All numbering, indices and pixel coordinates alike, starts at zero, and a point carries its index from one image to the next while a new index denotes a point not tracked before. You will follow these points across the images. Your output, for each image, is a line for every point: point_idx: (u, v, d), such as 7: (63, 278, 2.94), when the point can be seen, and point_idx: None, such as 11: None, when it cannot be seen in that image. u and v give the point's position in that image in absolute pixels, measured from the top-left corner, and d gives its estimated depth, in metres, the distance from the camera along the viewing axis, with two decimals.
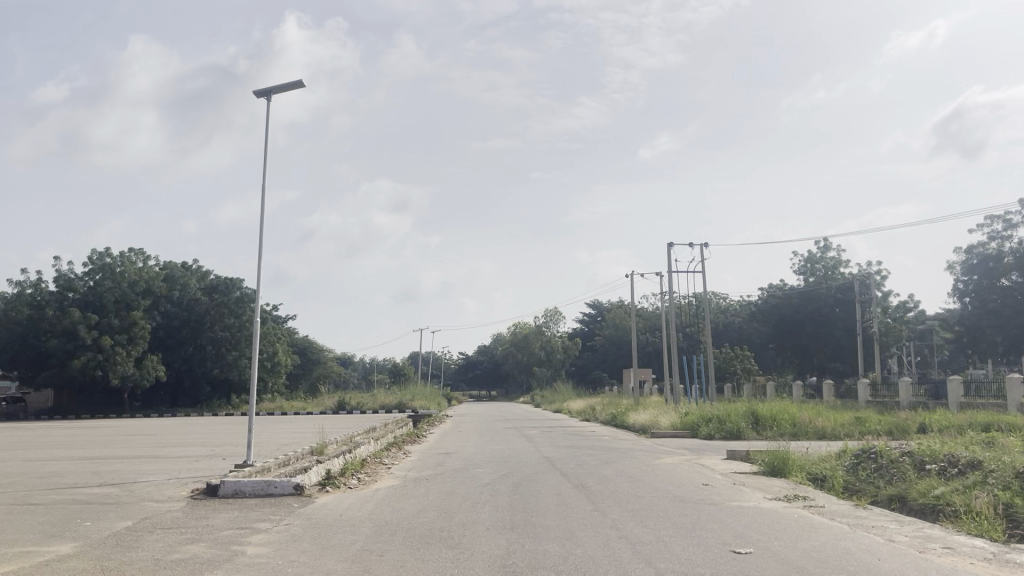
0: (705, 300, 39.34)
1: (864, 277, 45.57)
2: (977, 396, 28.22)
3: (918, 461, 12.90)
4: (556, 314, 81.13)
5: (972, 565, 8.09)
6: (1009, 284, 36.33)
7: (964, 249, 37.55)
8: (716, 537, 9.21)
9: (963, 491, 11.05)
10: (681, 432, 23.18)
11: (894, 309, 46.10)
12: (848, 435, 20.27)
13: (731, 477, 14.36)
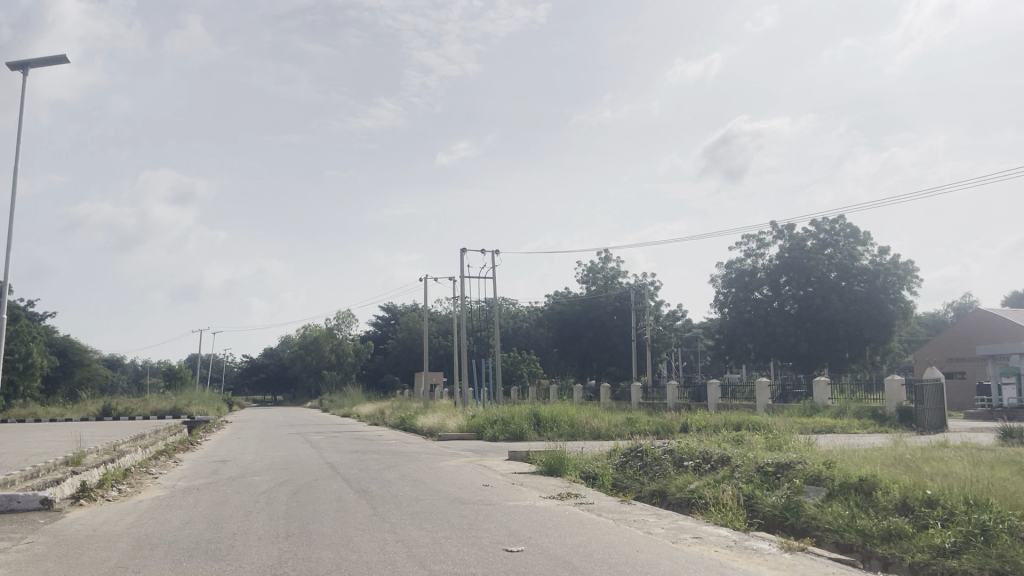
0: (494, 304, 40.37)
1: (640, 287, 48.77)
2: (733, 398, 31.10)
3: (676, 457, 14.00)
4: (348, 317, 79.70)
5: (715, 552, 8.90)
6: (761, 296, 40.35)
7: (724, 264, 41.68)
8: (489, 537, 9.47)
9: (714, 484, 12.12)
10: (466, 433, 23.64)
11: (665, 318, 49.67)
12: (620, 434, 21.60)
13: (510, 477, 14.82)
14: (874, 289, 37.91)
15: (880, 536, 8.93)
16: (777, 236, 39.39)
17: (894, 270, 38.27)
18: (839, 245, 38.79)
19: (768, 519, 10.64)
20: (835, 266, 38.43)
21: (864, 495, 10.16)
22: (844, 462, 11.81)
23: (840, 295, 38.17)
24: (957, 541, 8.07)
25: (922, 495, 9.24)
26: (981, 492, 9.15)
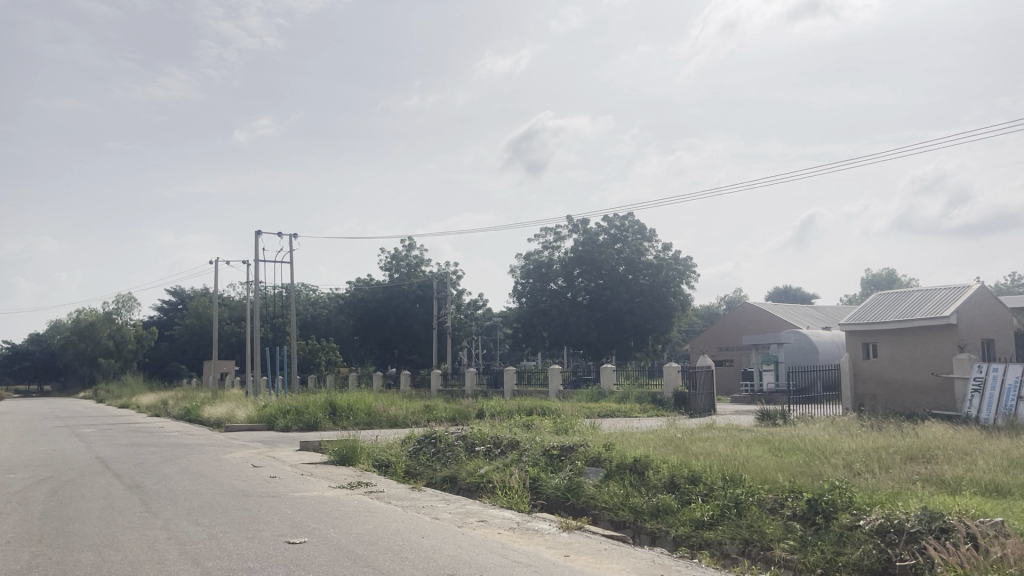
0: (293, 289, 38.92)
1: (442, 276, 49.08)
2: (528, 384, 32.14)
3: (468, 443, 14.25)
4: (130, 301, 74.00)
5: (498, 534, 9.14)
6: (557, 287, 41.92)
7: (524, 256, 42.87)
8: (271, 530, 9.14)
9: (502, 468, 12.45)
10: (257, 424, 22.74)
11: (466, 306, 50.28)
12: (416, 422, 21.69)
13: (300, 468, 14.42)
14: (658, 282, 40.67)
15: (650, 513, 9.57)
16: (572, 230, 41.08)
17: (675, 266, 41.24)
18: (627, 240, 41.15)
19: (551, 500, 11.11)
20: (623, 260, 40.78)
21: (637, 474, 10.85)
22: (622, 444, 12.54)
23: (627, 287, 40.56)
24: (714, 514, 8.83)
25: (686, 474, 10.00)
26: (737, 468, 10.03)
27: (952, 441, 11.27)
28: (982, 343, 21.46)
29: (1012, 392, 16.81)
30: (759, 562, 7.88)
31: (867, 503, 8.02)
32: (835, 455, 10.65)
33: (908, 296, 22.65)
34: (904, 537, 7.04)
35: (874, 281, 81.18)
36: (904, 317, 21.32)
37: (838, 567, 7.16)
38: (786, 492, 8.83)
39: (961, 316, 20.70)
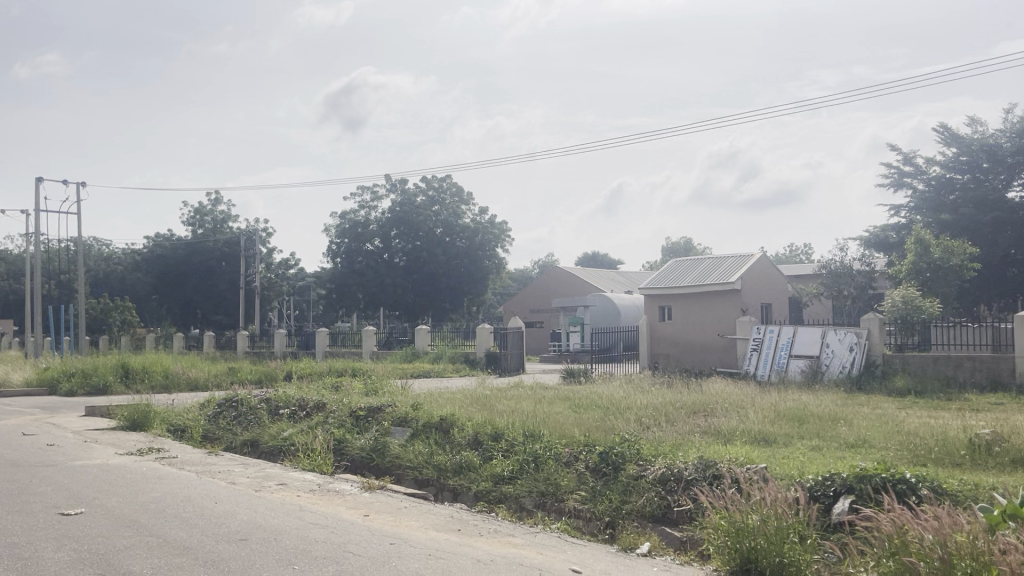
0: (82, 244, 35.66)
1: (250, 233, 46.77)
2: (341, 345, 31.57)
3: (272, 406, 13.81)
4: None
5: (297, 497, 8.93)
6: (372, 248, 41.24)
7: (339, 215, 41.75)
8: (43, 502, 8.40)
9: (306, 431, 12.16)
10: (36, 389, 20.78)
11: (277, 266, 48.39)
12: (218, 385, 20.72)
13: (83, 435, 13.33)
14: (474, 245, 41.17)
15: (453, 470, 9.71)
16: (390, 190, 40.45)
17: (491, 229, 41.83)
18: (445, 202, 41.18)
19: (355, 461, 10.99)
20: (440, 222, 40.82)
21: (442, 433, 10.95)
22: (429, 404, 12.61)
23: (443, 250, 40.71)
24: (514, 470, 9.10)
25: (490, 431, 10.21)
26: (537, 425, 10.36)
27: (729, 396, 12.28)
28: (761, 307, 23.52)
29: (784, 351, 18.54)
30: (553, 513, 8.22)
31: (652, 454, 8.56)
32: (629, 411, 11.29)
33: (701, 263, 24.31)
34: (682, 484, 7.59)
35: (672, 249, 86.57)
36: (697, 282, 22.89)
37: (624, 515, 7.61)
38: (581, 445, 9.22)
39: (745, 282, 22.54)
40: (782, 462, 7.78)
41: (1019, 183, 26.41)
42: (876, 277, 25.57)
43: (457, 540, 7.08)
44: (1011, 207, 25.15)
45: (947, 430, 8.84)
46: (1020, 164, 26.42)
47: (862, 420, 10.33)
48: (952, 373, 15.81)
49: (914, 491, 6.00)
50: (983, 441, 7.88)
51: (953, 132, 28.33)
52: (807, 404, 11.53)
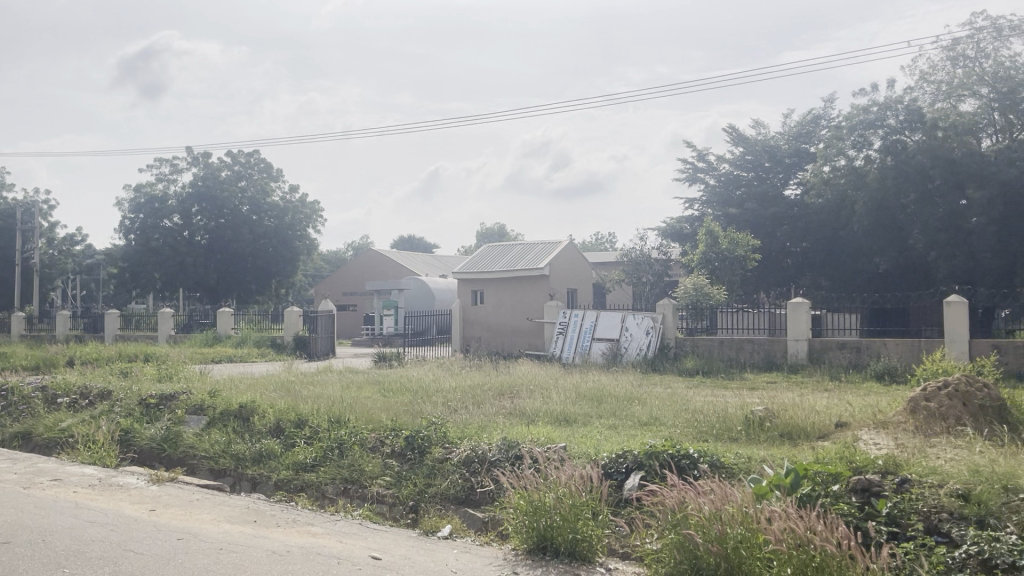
0: None
1: (29, 205, 42.44)
2: (135, 329, 29.44)
3: (50, 395, 12.59)
4: None
5: (74, 494, 8.19)
6: (172, 225, 38.29)
7: (132, 188, 38.45)
8: None
9: (89, 421, 11.18)
10: None
11: (60, 242, 44.26)
12: None
13: None
14: (283, 224, 39.78)
15: (252, 459, 9.29)
16: (191, 162, 38.06)
17: (301, 209, 40.58)
18: (252, 178, 39.53)
19: (143, 452, 10.25)
20: (246, 200, 39.12)
21: (241, 420, 10.45)
22: (228, 391, 12.02)
23: (249, 228, 38.95)
24: (317, 456, 8.84)
25: (293, 417, 9.86)
26: (343, 410, 10.12)
27: (534, 378, 12.60)
28: (568, 292, 24.41)
29: (588, 334, 19.35)
30: (356, 499, 8.07)
31: (456, 437, 8.61)
32: (437, 394, 11.30)
33: (512, 249, 24.87)
34: (485, 465, 7.69)
35: (486, 236, 88.02)
36: (507, 268, 23.35)
37: (427, 498, 7.60)
38: (386, 430, 9.09)
39: (553, 267, 23.30)
40: (580, 441, 8.10)
41: (795, 182, 29.09)
42: (672, 265, 27.27)
43: (252, 532, 6.77)
44: (787, 204, 27.63)
45: (727, 407, 9.58)
46: (796, 164, 29.17)
47: (655, 399, 10.96)
48: (735, 354, 17.18)
49: (696, 465, 6.43)
50: (757, 417, 8.59)
51: (740, 132, 30.69)
52: (606, 385, 12.06)
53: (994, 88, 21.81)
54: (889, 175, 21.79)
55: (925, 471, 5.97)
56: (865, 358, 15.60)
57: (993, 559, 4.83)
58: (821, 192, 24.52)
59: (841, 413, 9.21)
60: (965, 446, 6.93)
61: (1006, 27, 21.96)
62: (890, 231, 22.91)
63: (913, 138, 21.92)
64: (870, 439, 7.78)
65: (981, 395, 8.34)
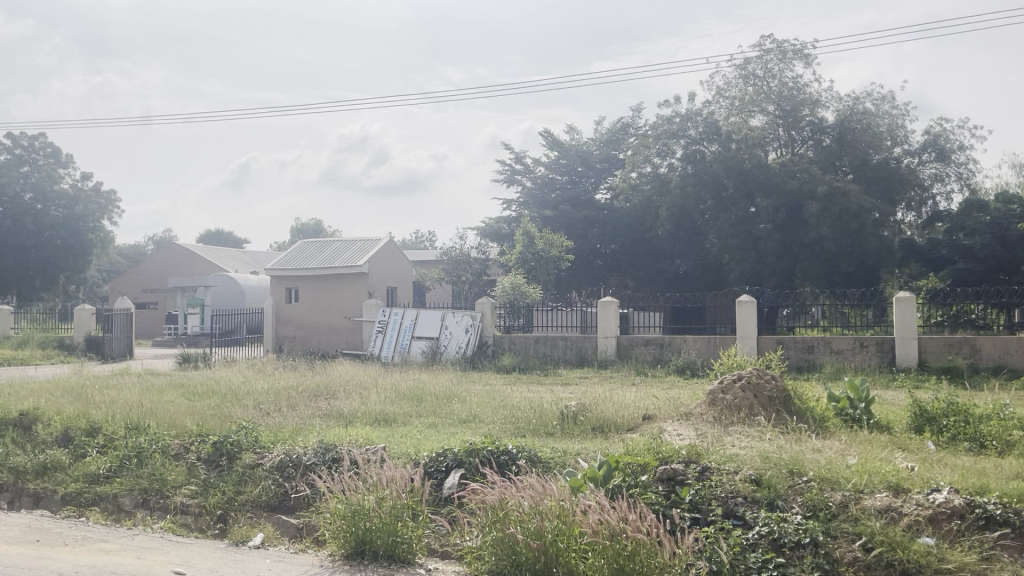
0: None
1: None
2: None
3: None
4: None
5: None
6: None
7: None
8: None
9: None
10: None
11: None
12: None
13: None
14: (73, 215, 36.49)
15: (34, 472, 8.42)
16: None
17: (94, 200, 37.46)
18: (36, 164, 36.02)
19: None
20: (29, 187, 35.48)
21: (21, 430, 9.44)
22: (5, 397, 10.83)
23: (33, 219, 35.39)
24: (113, 466, 8.15)
25: (84, 425, 9.04)
26: (142, 416, 9.40)
27: (351, 377, 12.33)
28: (387, 290, 24.13)
29: (407, 333, 19.22)
30: (156, 511, 7.52)
31: (269, 441, 8.22)
32: (247, 397, 10.75)
33: (328, 246, 24.22)
34: (300, 470, 7.41)
35: (300, 232, 85.27)
36: (323, 265, 22.73)
37: (237, 506, 7.22)
38: (192, 436, 8.52)
39: (372, 265, 22.94)
40: (399, 441, 7.99)
41: (605, 187, 30.47)
42: (490, 265, 27.68)
43: (35, 554, 6.10)
44: (598, 207, 28.91)
45: (542, 403, 9.85)
46: (606, 170, 30.58)
47: (474, 396, 11.05)
48: (549, 351, 17.70)
49: (514, 460, 6.52)
50: (571, 411, 8.89)
51: (555, 136, 31.71)
52: (425, 383, 12.03)
53: (779, 105, 23.90)
54: (689, 183, 23.29)
55: (722, 458, 6.42)
56: (668, 354, 16.59)
57: (781, 538, 5.27)
58: (628, 196, 25.83)
59: (648, 406, 9.71)
60: (757, 434, 7.50)
61: (790, 50, 24.03)
62: (690, 234, 24.53)
63: (710, 148, 23.56)
64: (674, 430, 8.24)
65: (769, 386, 9.07)
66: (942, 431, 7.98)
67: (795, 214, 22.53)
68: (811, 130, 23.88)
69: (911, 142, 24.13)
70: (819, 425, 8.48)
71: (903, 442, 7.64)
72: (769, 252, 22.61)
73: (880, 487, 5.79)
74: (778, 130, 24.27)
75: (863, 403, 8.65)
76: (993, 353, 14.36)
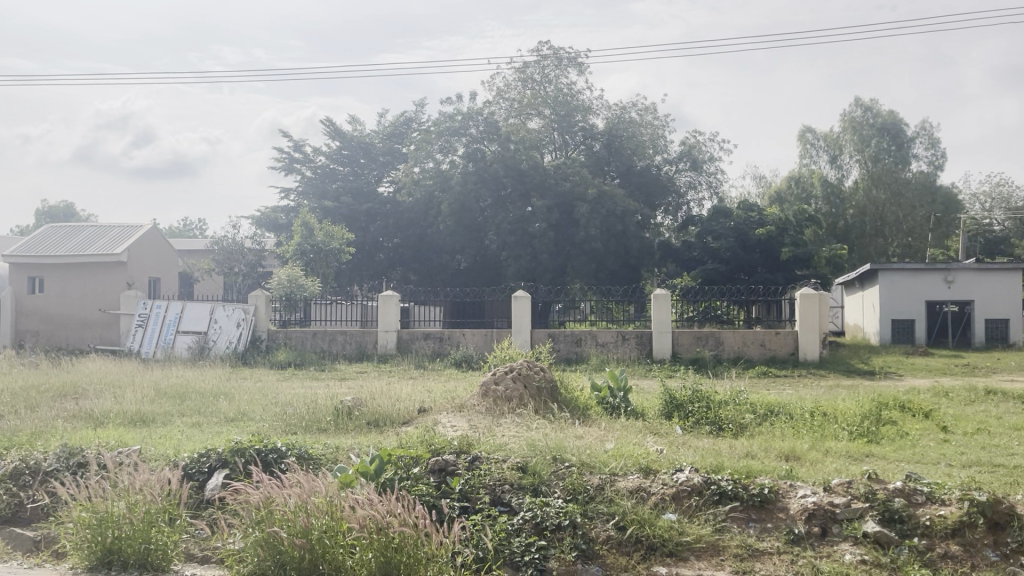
0: None
1: None
2: None
3: None
4: None
5: None
6: None
7: None
8: None
9: None
10: None
11: None
12: None
13: None
14: None
15: None
16: None
17: None
18: None
19: None
20: None
21: None
22: None
23: None
24: None
25: None
26: None
27: (104, 375, 11.33)
28: (149, 281, 22.49)
29: (171, 327, 17.99)
30: None
31: (1, 447, 7.37)
32: None
33: (82, 231, 22.12)
34: (39, 477, 6.71)
35: (47, 214, 76.84)
36: (75, 252, 20.69)
37: None
38: None
39: (132, 254, 21.22)
40: (157, 442, 7.48)
41: (387, 180, 30.36)
42: (265, 256, 26.58)
43: None
44: (381, 200, 28.70)
45: (317, 398, 9.64)
46: (388, 163, 30.44)
47: (242, 393, 10.57)
48: (327, 346, 17.32)
49: (282, 458, 6.33)
50: (347, 406, 8.80)
51: (336, 126, 31.05)
52: (190, 380, 11.36)
53: (554, 110, 25.03)
54: (469, 180, 23.75)
55: (492, 448, 6.63)
56: (446, 348, 16.80)
57: (544, 522, 5.53)
58: (411, 190, 25.90)
59: (423, 398, 9.81)
60: (526, 424, 7.83)
61: (565, 58, 25.23)
62: (470, 231, 25.06)
63: (490, 147, 24.15)
64: (448, 422, 8.39)
65: (538, 377, 9.51)
66: (687, 416, 8.78)
67: (568, 214, 23.73)
68: (583, 135, 25.28)
69: (669, 151, 26.25)
70: (582, 413, 9.01)
71: (655, 427, 8.31)
72: (543, 249, 23.61)
73: (632, 469, 6.26)
74: (553, 133, 25.46)
75: (621, 392, 9.32)
76: (733, 345, 16.00)
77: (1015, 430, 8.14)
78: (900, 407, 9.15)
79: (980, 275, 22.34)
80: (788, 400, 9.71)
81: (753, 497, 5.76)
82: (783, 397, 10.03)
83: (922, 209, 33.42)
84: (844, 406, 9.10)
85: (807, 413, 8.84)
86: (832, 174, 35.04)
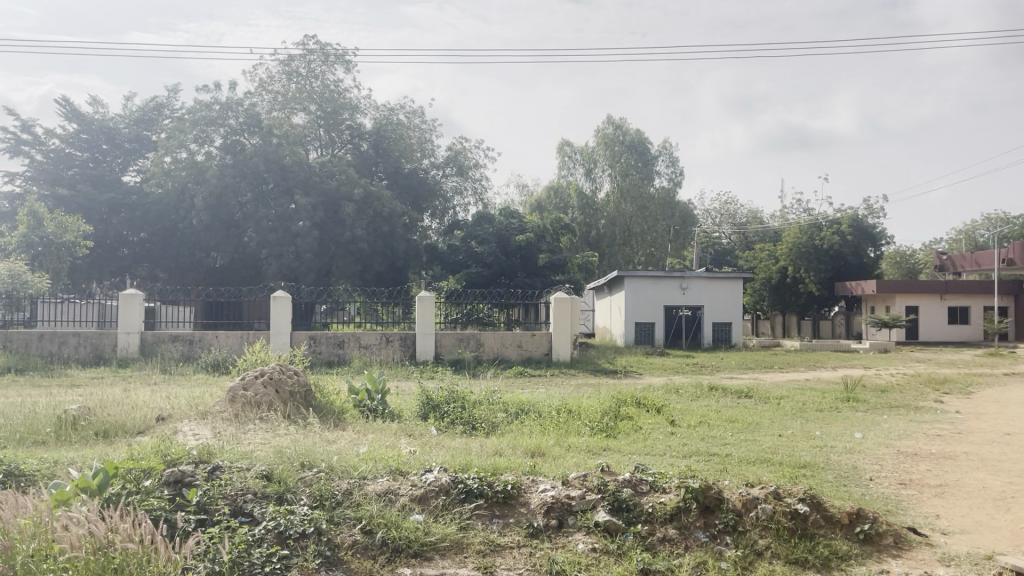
0: None
1: None
2: None
3: None
4: None
5: None
6: None
7: None
8: None
9: None
10: None
11: None
12: None
13: None
14: None
15: None
16: None
17: None
18: None
19: None
20: None
21: None
22: None
23: None
24: None
25: None
26: None
27: None
28: None
29: None
30: None
31: None
32: None
33: None
34: None
35: None
36: None
37: None
38: None
39: None
40: None
41: (133, 170, 28.12)
42: None
43: None
44: (125, 189, 26.44)
45: (36, 408, 8.66)
46: (134, 151, 28.17)
47: None
48: (56, 350, 15.62)
49: None
50: (71, 416, 7.98)
51: (73, 107, 28.12)
52: None
53: (320, 107, 24.43)
54: (227, 173, 22.53)
55: (235, 456, 6.31)
56: (197, 351, 15.79)
57: (287, 530, 5.30)
58: (160, 181, 24.07)
59: (162, 406, 9.15)
60: (274, 430, 7.54)
61: (332, 54, 24.75)
62: (227, 228, 23.74)
63: (251, 141, 23.13)
64: (188, 430, 7.89)
65: (290, 382, 9.23)
66: (443, 416, 8.90)
67: (333, 213, 23.25)
68: (350, 134, 24.97)
69: (436, 155, 26.65)
70: (337, 417, 8.86)
71: (409, 429, 8.33)
72: (307, 248, 22.72)
73: (382, 472, 6.24)
74: (318, 130, 24.88)
75: (378, 394, 9.26)
76: (492, 346, 16.51)
77: (729, 422, 9.12)
78: (637, 403, 9.92)
79: (710, 282, 24.80)
80: (538, 399, 10.16)
81: (497, 494, 5.99)
82: (533, 396, 10.49)
83: (663, 222, 36.54)
84: (587, 403, 9.70)
85: (554, 410, 9.32)
86: (587, 186, 37.24)
